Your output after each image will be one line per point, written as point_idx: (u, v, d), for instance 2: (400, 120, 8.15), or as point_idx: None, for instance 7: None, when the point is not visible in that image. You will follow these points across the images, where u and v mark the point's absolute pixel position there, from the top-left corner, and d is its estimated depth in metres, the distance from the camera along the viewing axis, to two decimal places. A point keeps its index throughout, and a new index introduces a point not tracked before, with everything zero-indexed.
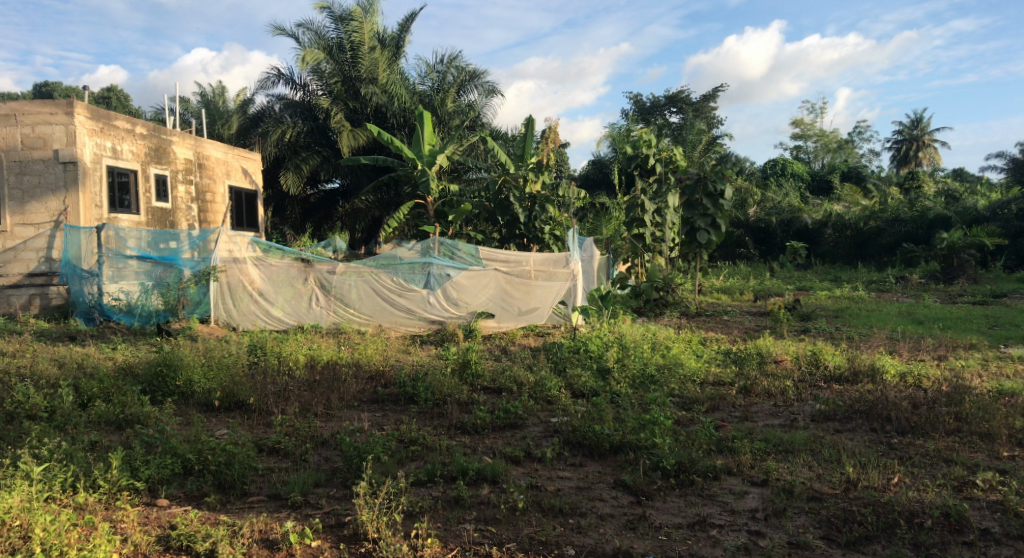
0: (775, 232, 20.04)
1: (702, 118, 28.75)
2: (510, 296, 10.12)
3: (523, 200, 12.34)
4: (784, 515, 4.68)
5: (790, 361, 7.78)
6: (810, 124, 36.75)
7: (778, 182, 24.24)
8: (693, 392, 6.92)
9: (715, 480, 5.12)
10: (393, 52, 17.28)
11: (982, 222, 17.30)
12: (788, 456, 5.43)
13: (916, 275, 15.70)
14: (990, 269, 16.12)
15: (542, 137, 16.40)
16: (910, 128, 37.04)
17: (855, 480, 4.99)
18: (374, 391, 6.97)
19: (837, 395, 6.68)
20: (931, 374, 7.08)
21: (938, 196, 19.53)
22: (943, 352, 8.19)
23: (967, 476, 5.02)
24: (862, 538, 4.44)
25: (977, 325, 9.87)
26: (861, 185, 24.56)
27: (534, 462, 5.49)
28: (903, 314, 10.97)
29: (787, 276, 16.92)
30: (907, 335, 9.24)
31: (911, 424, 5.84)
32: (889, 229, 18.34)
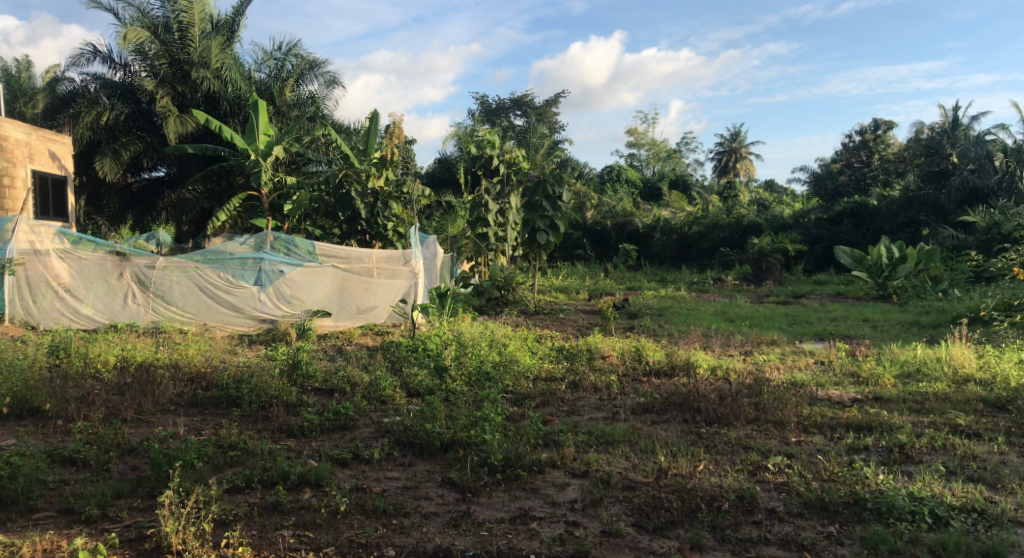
0: (609, 234, 20.99)
1: (544, 122, 29.57)
2: (348, 294, 9.91)
3: (364, 196, 12.07)
4: (600, 505, 4.88)
5: (616, 356, 8.15)
6: (643, 132, 38.66)
7: (613, 187, 25.39)
8: (525, 388, 7.08)
9: (540, 473, 5.27)
10: (226, 36, 16.48)
11: (786, 229, 19.29)
12: (608, 448, 5.69)
13: (731, 276, 16.94)
14: (792, 271, 17.72)
15: (386, 133, 16.23)
16: (730, 141, 39.78)
17: (666, 468, 5.30)
18: (193, 395, 6.59)
19: (655, 389, 7.06)
20: (737, 367, 7.67)
21: (752, 204, 21.22)
22: (749, 347, 8.90)
23: (761, 461, 5.46)
24: (667, 524, 4.70)
25: (778, 323, 10.80)
26: (687, 192, 26.18)
27: (361, 463, 5.41)
28: (718, 313, 11.79)
29: (619, 277, 17.67)
30: (718, 332, 9.96)
31: (718, 413, 6.29)
32: (710, 234, 19.63)
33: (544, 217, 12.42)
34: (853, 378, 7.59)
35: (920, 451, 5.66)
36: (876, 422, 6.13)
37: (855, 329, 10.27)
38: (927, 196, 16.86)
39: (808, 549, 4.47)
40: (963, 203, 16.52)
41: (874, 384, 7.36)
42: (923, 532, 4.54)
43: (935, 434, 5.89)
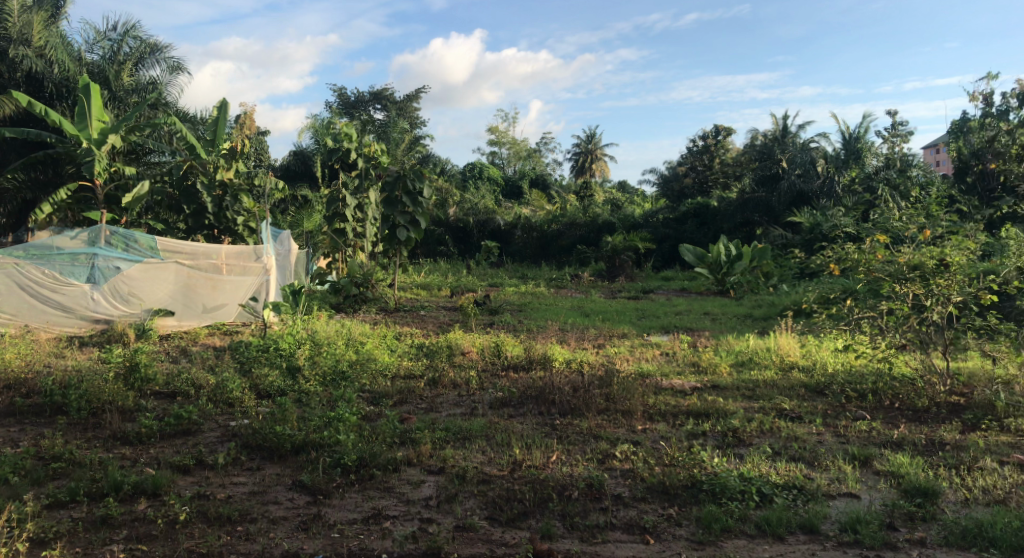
0: (472, 231, 21.05)
1: (404, 117, 29.31)
2: (193, 292, 9.40)
3: (212, 189, 11.48)
4: (455, 500, 4.88)
5: (476, 352, 8.19)
6: (503, 131, 39.12)
7: (475, 184, 25.52)
8: (383, 386, 6.99)
9: (394, 472, 5.20)
10: (51, 13, 15.20)
11: (637, 227, 20.11)
12: (465, 443, 5.70)
13: (586, 272, 17.45)
14: (643, 268, 18.51)
15: (236, 123, 15.52)
16: (585, 143, 40.98)
17: (520, 461, 5.39)
18: (11, 403, 6.04)
19: (511, 383, 7.15)
20: (590, 360, 7.91)
21: (606, 204, 22.00)
22: (602, 340, 9.21)
23: (610, 449, 5.65)
24: (519, 515, 4.77)
25: (629, 317, 11.24)
26: (546, 191, 26.77)
27: (205, 469, 5.13)
28: (573, 308, 12.12)
29: (481, 273, 17.78)
30: (574, 326, 10.24)
31: (571, 405, 6.46)
32: (567, 232, 20.20)
33: (404, 212, 12.35)
34: (694, 368, 8.03)
35: (751, 434, 6.05)
36: (713, 409, 6.51)
37: (697, 322, 10.87)
38: (760, 199, 18.10)
39: (650, 532, 4.66)
40: (791, 205, 17.85)
41: (712, 372, 7.83)
42: (752, 510, 4.84)
43: (764, 418, 6.32)
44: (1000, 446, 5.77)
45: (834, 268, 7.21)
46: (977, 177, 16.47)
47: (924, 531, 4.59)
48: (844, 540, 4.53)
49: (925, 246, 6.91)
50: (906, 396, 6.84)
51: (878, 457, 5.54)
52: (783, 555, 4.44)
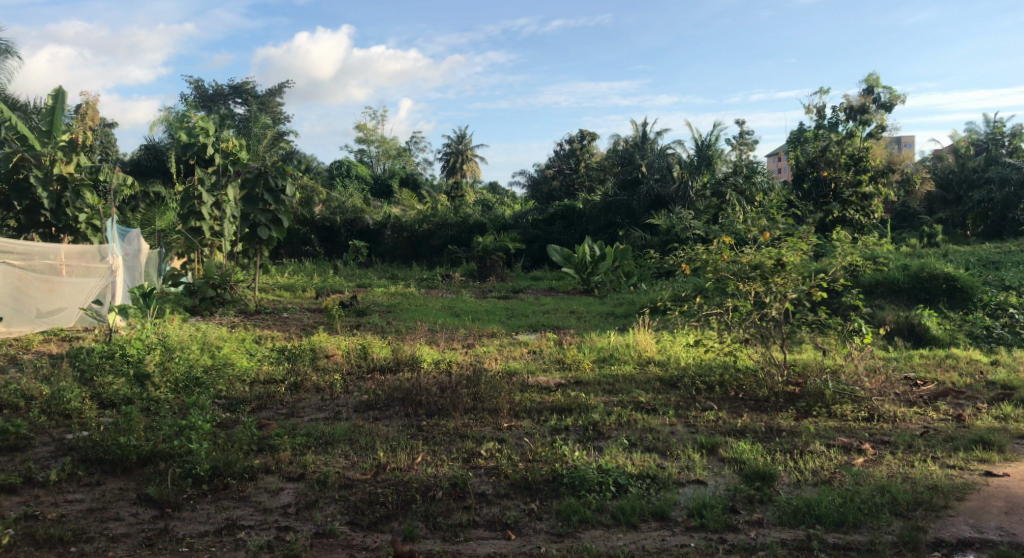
0: (339, 231, 20.57)
1: (266, 112, 28.34)
2: (25, 295, 8.73)
3: (48, 184, 10.67)
4: (316, 507, 4.80)
5: (341, 355, 8.04)
6: (372, 129, 38.56)
7: (342, 183, 25.02)
8: (240, 392, 6.73)
9: (252, 480, 5.04)
10: None
11: (507, 228, 20.41)
12: (327, 448, 5.59)
13: (457, 273, 17.50)
14: (513, 268, 18.79)
15: (77, 114, 14.50)
16: (456, 143, 41.05)
17: (384, 464, 5.35)
18: None
19: (377, 385, 7.07)
20: (458, 360, 7.95)
21: (476, 204, 22.17)
22: (472, 340, 9.29)
23: (475, 448, 5.71)
24: (382, 518, 4.74)
25: (498, 316, 11.38)
26: (416, 191, 26.65)
27: (34, 487, 4.83)
28: (443, 308, 12.13)
29: (348, 274, 17.46)
30: (443, 327, 10.26)
31: (438, 406, 6.48)
32: (438, 232, 20.24)
33: (265, 211, 11.54)
34: (559, 364, 8.25)
35: (610, 427, 6.29)
36: (575, 404, 6.72)
37: (564, 320, 11.15)
38: (622, 202, 18.81)
39: (512, 528, 4.75)
40: (650, 208, 18.66)
41: (577, 369, 8.07)
42: (608, 500, 5.03)
43: (623, 412, 6.59)
44: (829, 431, 6.29)
45: (685, 267, 7.61)
46: (812, 184, 17.83)
47: (762, 513, 4.92)
48: (691, 524, 4.79)
49: (764, 247, 7.43)
50: (749, 386, 7.34)
51: (723, 445, 5.90)
52: (636, 542, 4.64)
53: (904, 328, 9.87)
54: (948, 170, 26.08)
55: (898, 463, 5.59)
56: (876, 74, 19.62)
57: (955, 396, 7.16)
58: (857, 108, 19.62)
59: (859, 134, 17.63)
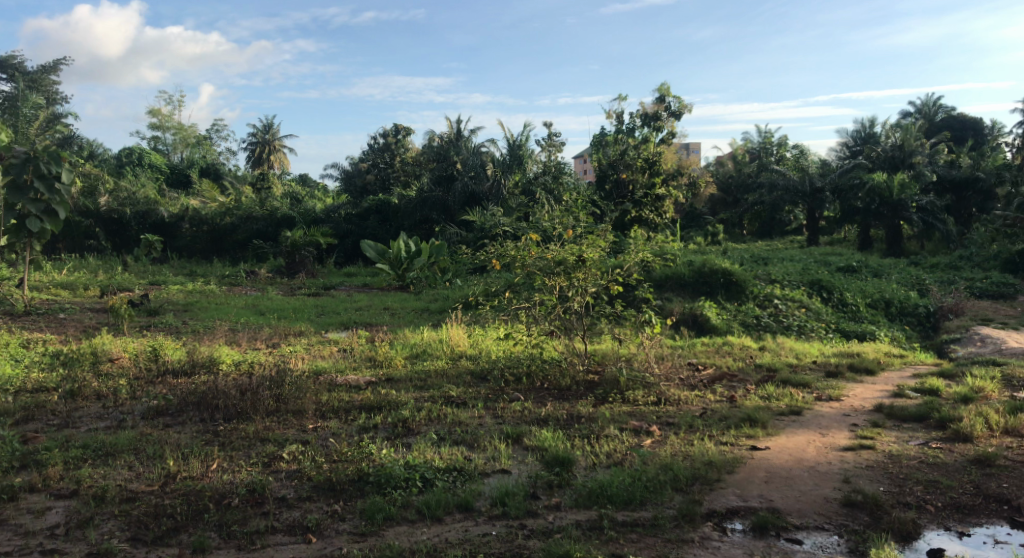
0: (129, 223, 18.85)
1: (39, 91, 25.59)
2: None
3: None
4: (89, 525, 4.52)
5: (128, 358, 7.44)
6: (168, 115, 35.99)
7: (133, 172, 23.15)
8: (3, 404, 6.08)
9: (12, 501, 4.72)
10: None
11: (318, 222, 19.84)
12: (107, 460, 5.22)
13: (263, 269, 16.76)
14: (324, 264, 18.31)
15: None
16: (262, 133, 39.26)
17: (174, 473, 5.07)
18: None
19: (170, 389, 6.62)
20: (262, 360, 7.61)
21: (284, 198, 21.38)
22: (277, 339, 8.95)
23: (277, 451, 5.52)
24: (169, 531, 4.51)
25: (307, 314, 11.04)
26: (218, 182, 25.25)
27: None
28: (246, 306, 11.58)
29: (140, 270, 16.19)
30: (246, 326, 9.80)
31: (237, 409, 6.18)
32: (242, 226, 19.30)
33: (36, 201, 10.39)
34: (370, 362, 8.13)
35: (419, 423, 6.29)
36: (384, 401, 6.65)
37: (376, 316, 11.03)
38: (438, 199, 18.92)
39: (313, 530, 4.63)
40: (464, 205, 18.92)
41: (387, 365, 8.00)
42: (414, 495, 5.03)
43: (432, 407, 6.62)
44: (622, 416, 6.69)
45: (495, 263, 7.75)
46: (612, 186, 18.86)
47: (560, 497, 5.15)
48: (493, 513, 4.91)
49: (568, 244, 7.73)
50: (553, 376, 7.65)
51: (527, 434, 6.10)
52: (439, 535, 4.68)
53: (688, 318, 10.71)
54: (728, 174, 28.57)
55: (681, 442, 6.05)
56: (667, 84, 21.14)
57: (730, 379, 7.88)
58: (651, 114, 21.06)
59: (652, 139, 18.93)
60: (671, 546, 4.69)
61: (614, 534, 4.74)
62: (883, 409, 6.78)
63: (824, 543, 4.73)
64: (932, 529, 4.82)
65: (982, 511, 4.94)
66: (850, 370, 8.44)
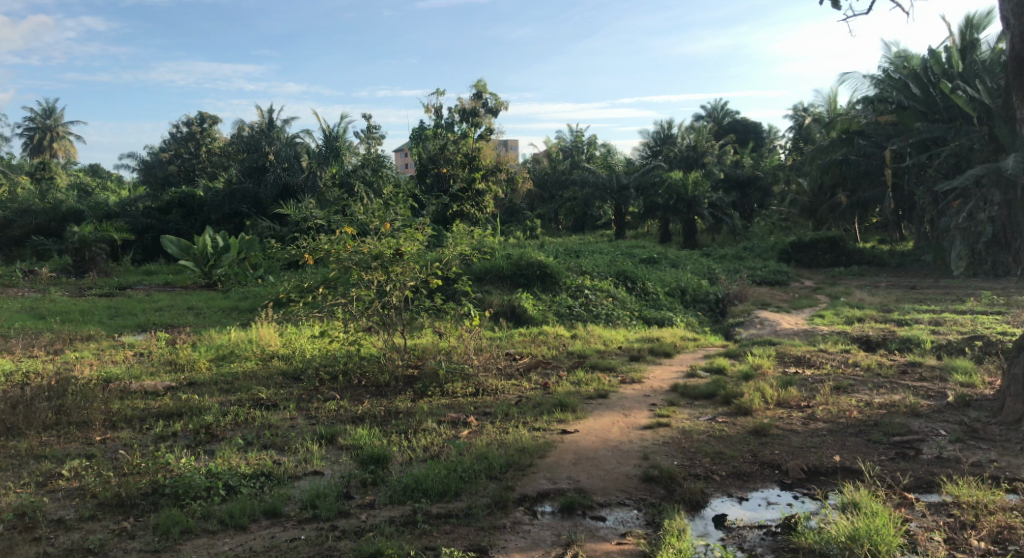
0: None
1: None
2: None
3: None
4: None
5: None
6: None
7: None
8: None
9: None
10: None
11: (111, 217, 18.29)
12: None
13: (45, 268, 15.22)
14: (119, 261, 16.92)
15: None
16: (42, 118, 35.52)
17: None
18: None
19: None
20: (39, 369, 6.90)
21: (70, 190, 19.50)
22: (59, 345, 8.14)
23: (55, 468, 5.08)
24: None
25: (97, 316, 10.14)
26: None
27: None
28: (24, 310, 10.44)
29: None
30: (22, 331, 8.84)
31: (7, 425, 5.60)
32: (19, 220, 17.38)
33: None
34: (170, 366, 7.62)
35: (224, 428, 5.97)
36: (186, 407, 6.26)
37: (178, 317, 10.34)
38: (247, 190, 18.01)
39: (95, 552, 4.31)
40: (277, 197, 18.18)
41: (189, 369, 7.52)
42: (216, 505, 4.78)
43: (239, 410, 6.30)
44: (440, 409, 6.72)
45: (308, 258, 7.41)
46: (433, 179, 18.87)
47: (373, 495, 5.08)
48: (303, 517, 4.75)
49: (384, 237, 7.63)
50: (371, 373, 7.55)
51: (342, 433, 5.96)
52: (243, 544, 4.47)
53: (506, 310, 10.93)
54: (544, 171, 29.50)
55: (497, 431, 6.17)
56: (483, 81, 21.45)
57: (545, 366, 8.17)
58: (469, 110, 21.25)
59: (471, 135, 19.18)
60: (483, 534, 4.76)
61: (427, 527, 4.75)
62: (677, 388, 7.31)
63: (625, 518, 5.01)
64: (718, 496, 5.22)
65: (758, 477, 5.43)
66: (651, 354, 9.02)
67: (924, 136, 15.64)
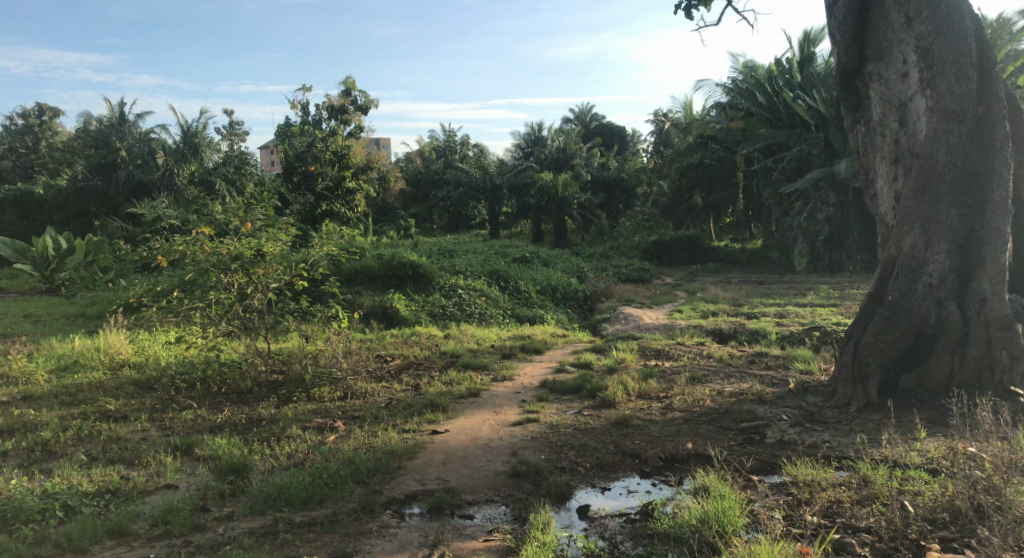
0: None
1: None
2: None
3: None
4: None
5: None
6: None
7: None
8: None
9: None
10: None
11: None
12: None
13: None
14: None
15: None
16: None
17: None
18: None
19: None
20: None
21: None
22: None
23: None
24: None
25: None
26: None
27: None
28: None
29: None
30: None
31: None
32: None
33: None
34: (2, 380, 7.04)
35: (65, 444, 5.59)
36: (20, 424, 5.81)
37: (15, 325, 9.56)
38: (95, 188, 16.92)
39: None
40: (129, 196, 17.14)
41: (26, 383, 6.97)
42: (53, 528, 4.49)
43: (82, 425, 5.90)
44: (305, 414, 6.55)
45: (161, 259, 7.04)
46: (300, 178, 18.35)
47: (232, 507, 4.90)
48: (153, 534, 4.53)
49: (244, 237, 7.36)
50: (232, 380, 7.26)
51: (199, 444, 5.71)
52: None
53: (378, 311, 10.78)
54: (416, 170, 29.37)
55: (365, 434, 6.09)
56: (352, 78, 21.08)
57: (416, 367, 8.13)
58: (337, 108, 20.81)
59: (340, 133, 18.82)
60: (349, 540, 4.69)
61: (289, 537, 4.62)
62: (546, 385, 7.47)
63: (493, 514, 5.06)
64: (582, 488, 5.37)
65: (620, 467, 5.63)
66: (521, 351, 9.17)
67: (770, 141, 16.67)
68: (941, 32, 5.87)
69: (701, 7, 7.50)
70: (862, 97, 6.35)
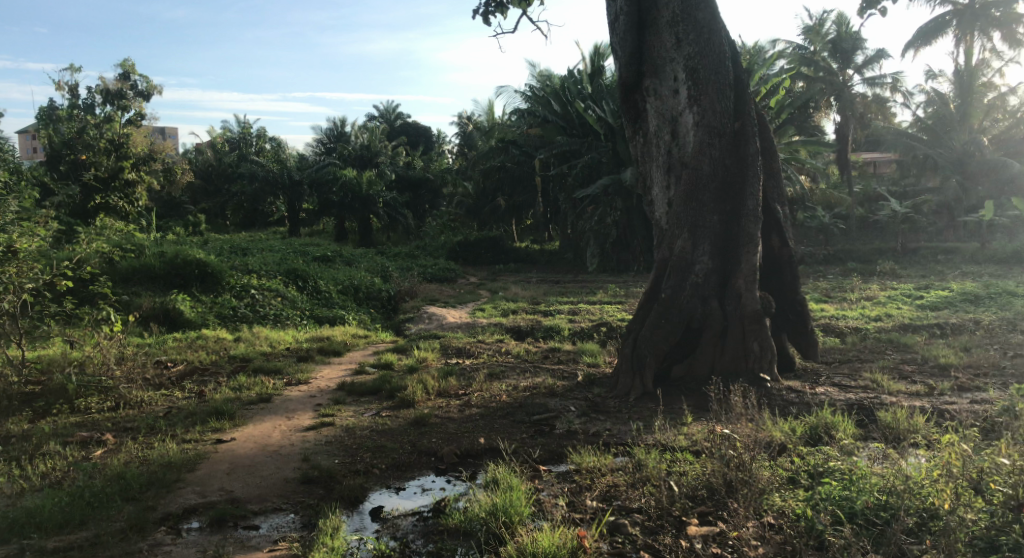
0: None
1: None
2: None
3: None
4: None
5: None
6: None
7: None
8: None
9: None
10: None
11: None
12: None
13: None
14: None
15: None
16: None
17: None
18: None
19: None
20: None
21: None
22: None
23: None
24: None
25: None
26: None
27: None
28: None
29: None
30: None
31: None
32: None
33: None
34: None
35: None
36: None
37: None
38: None
39: None
40: None
41: None
42: None
43: None
44: (67, 428, 5.96)
45: None
46: (69, 167, 16.62)
47: None
48: None
49: None
50: None
51: None
52: None
53: (158, 314, 10.02)
54: (207, 163, 27.69)
55: (138, 447, 5.63)
56: (130, 60, 19.42)
57: (200, 373, 7.65)
58: (114, 92, 19.03)
59: (116, 120, 17.23)
60: None
61: None
62: (344, 387, 7.31)
63: (280, 523, 4.85)
64: (376, 489, 5.31)
65: (415, 466, 5.64)
66: (319, 353, 8.91)
67: (564, 147, 17.46)
68: (705, 54, 6.45)
69: (498, 14, 7.71)
70: (641, 110, 6.85)
